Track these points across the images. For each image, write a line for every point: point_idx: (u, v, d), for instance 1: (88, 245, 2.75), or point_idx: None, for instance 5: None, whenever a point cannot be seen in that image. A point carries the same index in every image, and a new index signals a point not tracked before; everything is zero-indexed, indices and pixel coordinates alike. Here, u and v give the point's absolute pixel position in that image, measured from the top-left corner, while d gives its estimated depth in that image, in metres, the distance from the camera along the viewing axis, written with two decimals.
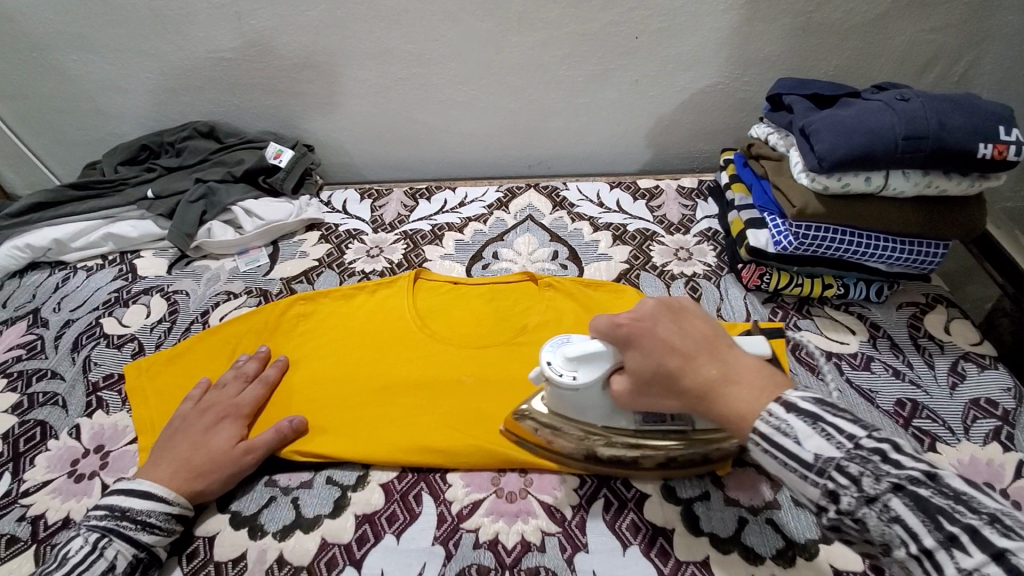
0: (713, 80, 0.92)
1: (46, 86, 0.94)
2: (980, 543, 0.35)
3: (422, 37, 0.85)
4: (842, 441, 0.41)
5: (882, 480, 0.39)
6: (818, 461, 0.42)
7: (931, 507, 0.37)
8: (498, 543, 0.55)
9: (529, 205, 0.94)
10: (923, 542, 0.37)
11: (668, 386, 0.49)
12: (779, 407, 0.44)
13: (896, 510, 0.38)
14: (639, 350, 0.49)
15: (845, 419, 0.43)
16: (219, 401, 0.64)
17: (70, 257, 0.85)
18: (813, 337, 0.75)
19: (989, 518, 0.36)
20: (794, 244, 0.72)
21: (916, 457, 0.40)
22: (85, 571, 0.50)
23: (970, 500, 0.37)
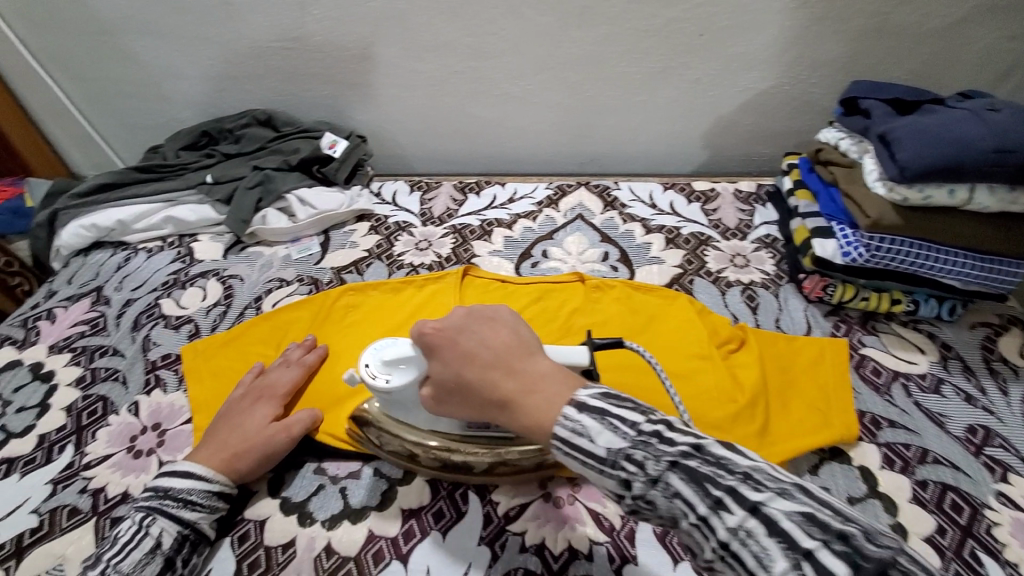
0: (780, 81, 0.88)
1: (115, 71, 0.97)
2: (739, 500, 0.34)
3: (480, 30, 0.84)
4: (626, 430, 0.39)
5: (661, 459, 0.37)
6: (610, 453, 0.39)
7: (699, 476, 0.36)
8: (545, 548, 0.54)
9: (579, 204, 0.92)
10: (698, 510, 0.35)
11: (471, 396, 0.46)
12: (570, 408, 0.41)
13: (676, 485, 0.36)
14: (442, 359, 0.48)
15: (626, 406, 0.41)
16: (257, 385, 0.65)
17: (132, 238, 0.88)
18: (878, 354, 0.72)
19: (743, 477, 0.36)
20: (864, 256, 0.69)
21: (687, 432, 0.39)
22: (134, 549, 0.51)
23: (727, 462, 0.37)
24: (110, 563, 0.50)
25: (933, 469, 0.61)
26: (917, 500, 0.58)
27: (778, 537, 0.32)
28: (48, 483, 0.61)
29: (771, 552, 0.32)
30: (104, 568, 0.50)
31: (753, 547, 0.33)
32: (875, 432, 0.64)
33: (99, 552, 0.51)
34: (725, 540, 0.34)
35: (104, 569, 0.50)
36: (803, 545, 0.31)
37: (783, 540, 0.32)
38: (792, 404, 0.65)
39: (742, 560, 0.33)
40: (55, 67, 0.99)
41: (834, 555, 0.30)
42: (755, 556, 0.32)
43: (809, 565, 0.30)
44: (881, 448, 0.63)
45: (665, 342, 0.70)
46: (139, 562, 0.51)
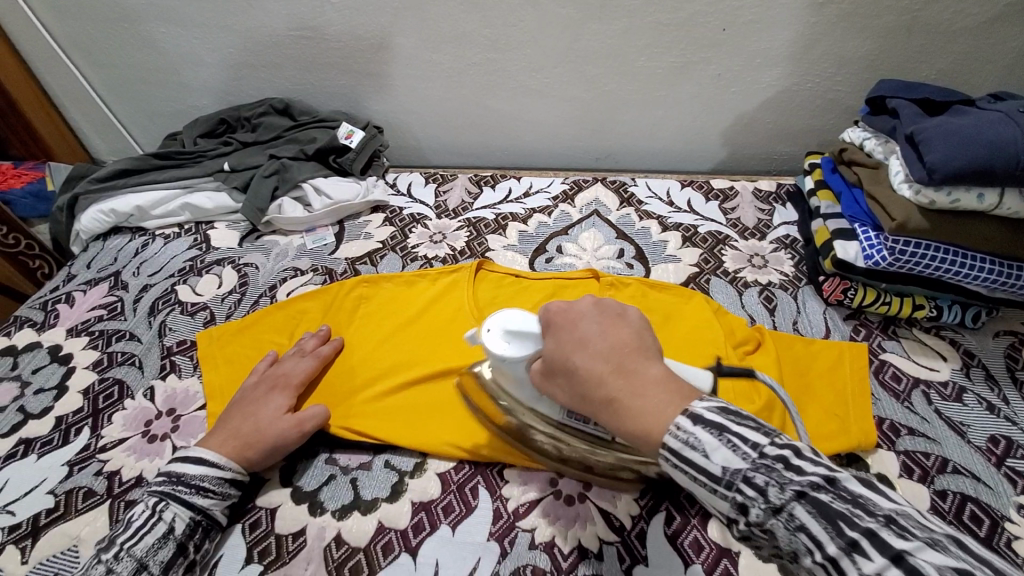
0: (804, 78, 0.86)
1: (135, 57, 0.98)
2: (880, 546, 0.31)
3: (500, 21, 0.83)
4: (747, 451, 0.36)
5: (786, 489, 0.35)
6: (726, 473, 0.36)
7: (832, 513, 0.33)
8: (555, 546, 0.54)
9: (595, 200, 0.91)
10: (827, 550, 0.33)
11: (578, 386, 0.44)
12: (686, 419, 0.38)
13: (801, 520, 0.34)
14: (557, 340, 0.46)
15: (747, 425, 0.37)
16: (272, 373, 0.65)
17: (149, 224, 0.89)
18: (898, 360, 0.70)
19: (886, 519, 0.32)
20: (888, 260, 0.67)
21: (817, 461, 0.36)
22: (147, 533, 0.51)
23: (865, 500, 0.33)
24: (123, 546, 0.51)
25: (953, 480, 0.59)
26: (936, 510, 0.57)
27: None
28: (65, 464, 0.62)
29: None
30: (118, 551, 0.50)
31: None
32: (894, 439, 0.63)
33: (114, 534, 0.52)
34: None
35: (118, 551, 0.50)
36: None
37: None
38: (809, 408, 0.64)
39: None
40: (76, 52, 1.00)
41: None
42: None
43: None
44: (899, 456, 0.61)
45: (679, 342, 0.69)
46: (152, 546, 0.51)
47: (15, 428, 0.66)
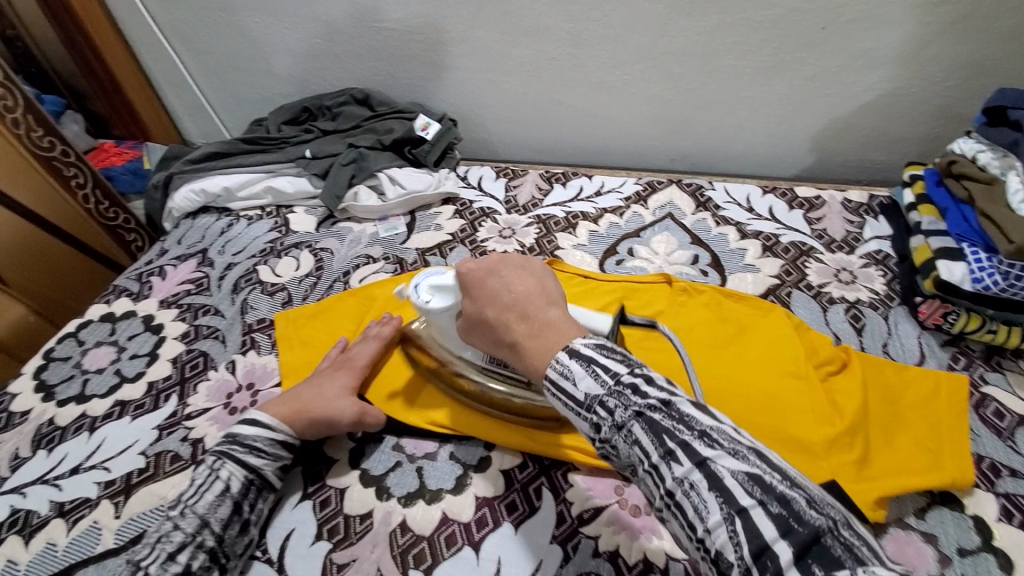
0: (910, 81, 0.80)
1: (227, 45, 1.03)
2: (690, 454, 0.38)
3: (584, 16, 0.82)
4: (606, 378, 0.42)
5: (629, 409, 0.41)
6: (587, 399, 0.42)
7: (660, 429, 0.39)
8: (619, 556, 0.53)
9: (669, 202, 0.88)
10: (652, 458, 0.39)
11: (489, 334, 0.52)
12: (564, 354, 0.45)
13: (637, 435, 0.40)
14: (471, 297, 0.53)
15: (615, 358, 0.43)
16: (340, 356, 0.67)
17: (234, 205, 0.93)
18: (1001, 394, 0.64)
19: (700, 434, 0.38)
20: (1001, 285, 0.62)
21: (664, 388, 0.41)
22: (207, 490, 0.54)
23: (690, 419, 0.39)
24: (187, 504, 0.53)
25: None
26: None
27: (718, 492, 0.36)
28: (155, 428, 0.67)
29: (708, 505, 0.36)
30: (182, 509, 0.53)
31: (694, 499, 0.37)
32: (993, 480, 0.58)
33: (183, 494, 0.55)
34: (671, 489, 0.38)
35: (183, 508, 0.53)
36: (739, 503, 0.35)
37: (721, 496, 0.36)
38: (897, 440, 0.60)
39: (684, 509, 0.37)
40: (177, 39, 1.06)
41: (766, 515, 0.34)
42: (694, 507, 0.36)
43: (740, 520, 0.35)
44: (999, 499, 0.56)
45: (756, 356, 0.66)
46: (212, 504, 0.53)
47: (112, 390, 0.71)
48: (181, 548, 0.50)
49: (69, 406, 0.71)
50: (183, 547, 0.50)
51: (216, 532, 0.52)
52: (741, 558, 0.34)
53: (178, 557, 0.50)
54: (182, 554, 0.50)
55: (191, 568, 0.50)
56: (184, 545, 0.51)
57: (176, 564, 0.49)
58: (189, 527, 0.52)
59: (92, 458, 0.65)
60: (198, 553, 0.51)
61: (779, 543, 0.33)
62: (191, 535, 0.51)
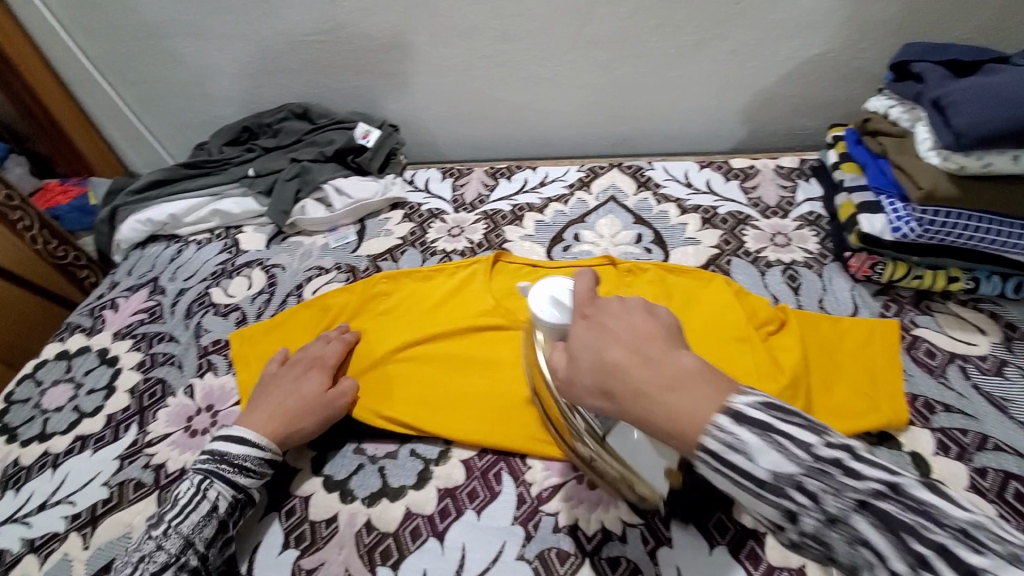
0: (826, 47, 0.83)
1: (161, 72, 1.02)
2: (953, 564, 0.28)
3: (508, 12, 0.83)
4: (797, 453, 0.33)
5: (845, 497, 0.32)
6: (773, 479, 0.33)
7: (897, 525, 0.30)
8: (578, 529, 0.55)
9: (612, 185, 0.91)
10: (894, 567, 0.30)
11: (593, 375, 0.40)
12: (727, 418, 0.34)
13: (863, 532, 0.31)
14: (581, 330, 0.43)
15: (795, 422, 0.34)
16: (306, 356, 0.67)
17: (183, 231, 0.93)
18: (933, 335, 0.67)
19: (957, 531, 0.29)
20: (917, 231, 0.64)
21: (877, 463, 0.33)
22: (193, 511, 0.54)
23: (933, 510, 0.30)
24: (170, 523, 0.54)
25: (994, 457, 0.57)
26: (975, 488, 0.55)
27: None
28: (116, 458, 0.67)
29: None
30: (165, 528, 0.54)
31: None
32: (929, 416, 0.61)
33: (162, 510, 0.55)
34: None
35: (166, 528, 0.54)
36: None
37: None
38: (836, 388, 0.62)
39: None
40: (109, 71, 1.05)
41: None
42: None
43: None
44: (935, 434, 0.59)
45: (701, 326, 0.68)
46: (197, 524, 0.54)
47: (72, 426, 0.71)
48: (164, 567, 0.52)
49: (32, 445, 0.70)
50: (165, 567, 0.52)
51: (200, 551, 0.54)
52: None
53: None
54: (165, 573, 0.52)
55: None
56: (167, 565, 0.52)
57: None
58: (172, 548, 0.53)
59: (58, 493, 0.65)
60: (182, 572, 0.52)
61: None
62: (175, 554, 0.53)
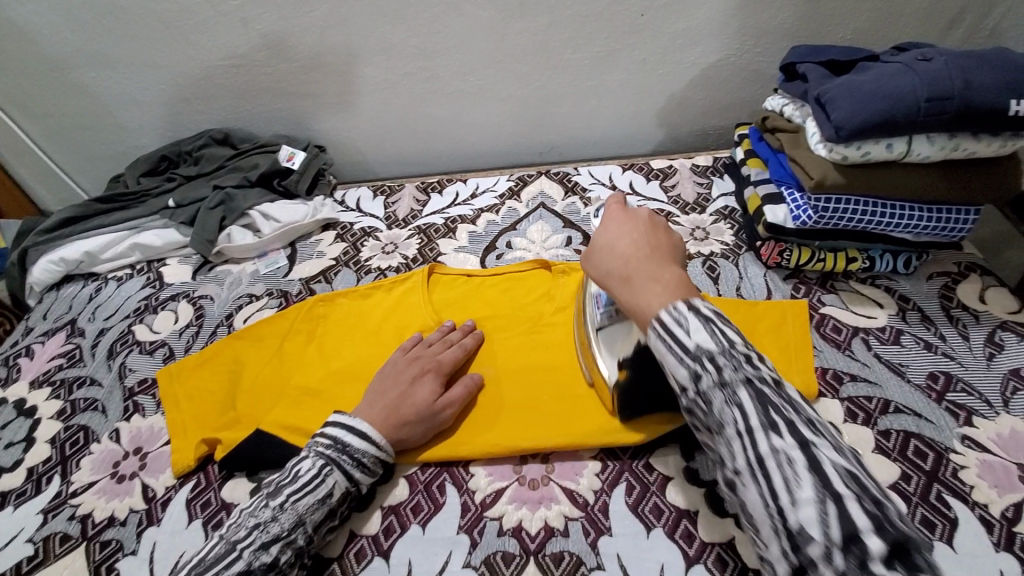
0: (726, 52, 0.89)
1: (67, 104, 0.97)
2: (795, 434, 0.40)
3: (424, 30, 0.85)
4: (721, 338, 0.43)
5: (739, 372, 0.42)
6: (695, 349, 0.44)
7: (769, 402, 0.41)
8: (522, 529, 0.56)
9: (540, 193, 0.93)
10: (750, 424, 0.41)
11: (608, 259, 0.54)
12: (682, 303, 0.46)
13: (742, 399, 0.42)
14: (608, 228, 0.56)
15: (727, 325, 0.45)
16: (425, 355, 0.66)
17: (101, 268, 0.89)
18: (837, 312, 0.73)
19: (805, 420, 0.41)
20: (813, 218, 0.70)
21: (771, 368, 0.44)
22: (310, 492, 0.53)
23: (796, 404, 0.42)
24: (287, 498, 0.53)
25: (895, 419, 0.62)
26: (881, 449, 0.60)
27: (817, 476, 0.38)
28: (40, 512, 0.63)
29: (802, 483, 0.38)
30: (283, 502, 0.53)
31: (786, 472, 0.39)
32: (838, 387, 0.66)
33: (279, 481, 0.54)
34: (765, 458, 0.40)
35: (284, 502, 0.53)
36: (836, 490, 0.37)
37: (819, 480, 0.38)
38: None
39: (772, 478, 0.39)
40: (9, 105, 0.99)
41: (861, 509, 0.36)
42: (784, 477, 0.39)
43: (834, 506, 0.37)
44: (843, 403, 0.64)
45: None
46: (312, 506, 0.53)
47: None
48: (274, 541, 0.51)
49: None
50: (276, 540, 0.51)
51: (307, 533, 0.53)
52: (827, 539, 0.36)
53: (271, 549, 0.51)
54: (275, 547, 0.51)
55: (280, 562, 0.51)
56: (278, 539, 0.51)
57: (267, 555, 0.50)
58: (285, 522, 0.52)
59: None
60: (288, 550, 0.51)
61: (871, 536, 0.35)
62: (286, 530, 0.52)
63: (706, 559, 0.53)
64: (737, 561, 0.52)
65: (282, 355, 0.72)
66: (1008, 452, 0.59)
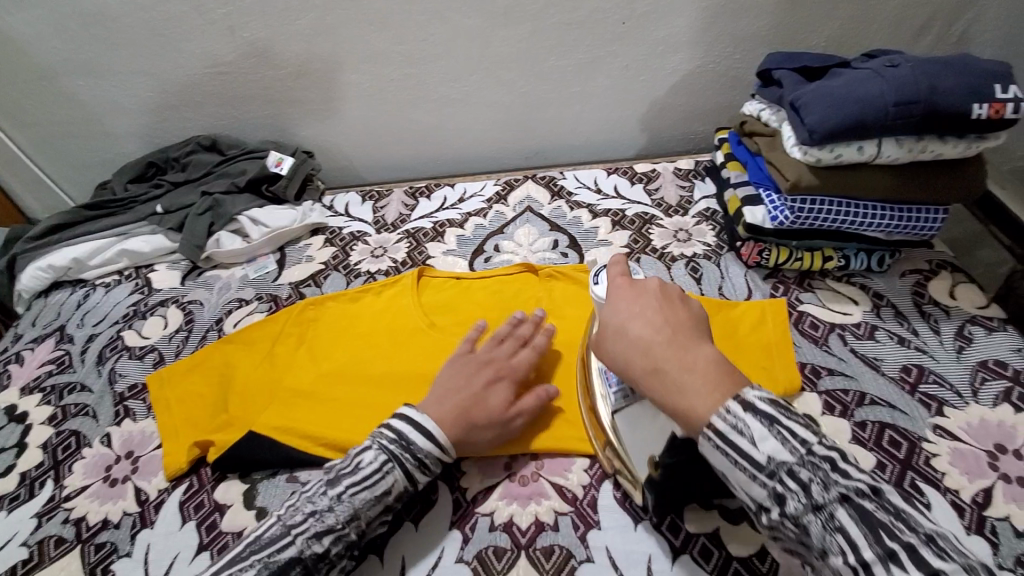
0: (705, 59, 0.91)
1: (52, 111, 0.97)
2: (916, 560, 0.35)
3: (411, 37, 0.87)
4: (796, 445, 0.39)
5: (831, 489, 0.38)
6: (771, 463, 0.39)
7: (874, 521, 0.37)
8: (513, 524, 0.58)
9: (527, 197, 0.95)
10: (861, 553, 0.36)
11: (628, 346, 0.45)
12: (737, 405, 0.40)
13: (840, 520, 0.37)
14: (616, 307, 0.48)
15: (799, 422, 0.41)
16: (498, 357, 0.64)
17: (88, 275, 0.89)
18: (815, 309, 0.76)
19: (923, 537, 0.36)
20: (790, 218, 0.73)
21: (861, 471, 0.40)
22: (370, 487, 0.53)
23: (905, 516, 0.38)
24: (345, 489, 0.52)
25: (871, 410, 0.65)
26: (857, 440, 0.62)
27: None
28: (33, 516, 0.63)
29: None
30: (341, 492, 0.52)
31: None
32: (816, 381, 0.68)
33: (339, 469, 0.54)
34: None
35: (342, 492, 0.52)
36: None
37: None
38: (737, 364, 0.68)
39: None
40: None
41: None
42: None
43: None
44: (822, 396, 0.67)
45: None
46: (369, 501, 0.52)
47: None
48: (327, 532, 0.50)
49: None
50: (329, 533, 0.50)
51: (359, 527, 0.52)
52: None
53: (324, 539, 0.50)
54: (328, 538, 0.50)
55: (330, 554, 0.50)
56: (331, 531, 0.50)
57: (319, 545, 0.50)
58: (342, 514, 0.51)
59: None
60: (340, 543, 0.51)
61: None
62: (341, 523, 0.51)
63: (691, 549, 0.54)
64: (721, 550, 0.54)
65: (272, 359, 0.73)
66: (978, 440, 0.62)
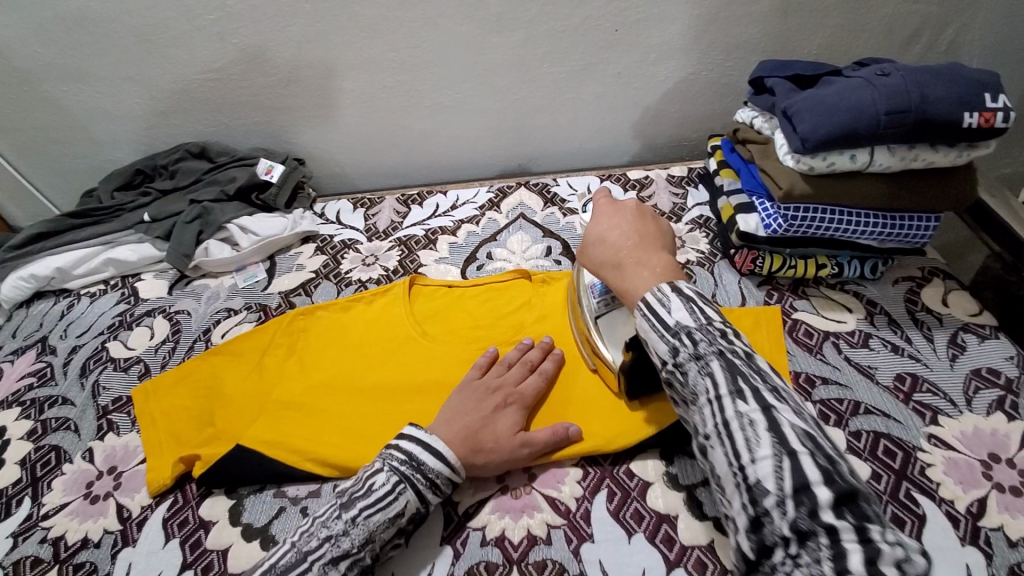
0: (698, 66, 0.91)
1: (37, 117, 0.96)
2: (759, 398, 0.42)
3: (402, 44, 0.86)
4: (700, 315, 0.48)
5: (714, 345, 0.46)
6: (676, 325, 0.48)
7: (737, 371, 0.44)
8: (505, 539, 0.57)
9: (520, 204, 0.94)
10: (719, 390, 0.44)
11: (602, 249, 0.59)
12: (666, 287, 0.51)
13: (713, 368, 0.45)
14: (599, 219, 0.61)
15: (710, 305, 0.49)
16: (507, 382, 0.63)
17: (73, 284, 0.87)
18: (809, 317, 0.75)
19: (773, 388, 0.43)
20: (784, 226, 0.73)
21: (746, 343, 0.47)
22: (383, 509, 0.52)
23: (765, 373, 0.44)
24: (359, 512, 0.52)
25: (866, 419, 0.64)
26: (852, 450, 0.62)
27: (772, 433, 0.40)
28: (9, 536, 0.61)
29: (761, 442, 0.40)
30: (355, 516, 0.51)
31: (747, 433, 0.41)
32: (811, 390, 0.68)
33: (352, 491, 0.53)
34: (728, 421, 0.43)
35: (356, 516, 0.52)
36: (791, 447, 0.39)
37: (776, 437, 0.40)
38: None
39: (734, 439, 0.42)
40: None
41: (812, 463, 0.38)
42: (746, 437, 0.41)
43: (789, 461, 0.39)
44: (817, 405, 0.66)
45: None
46: (382, 524, 0.52)
47: None
48: (343, 557, 0.50)
49: None
50: (346, 557, 0.50)
51: (374, 550, 0.52)
52: (781, 490, 0.38)
53: (340, 564, 0.50)
54: (344, 563, 0.50)
55: None
56: (347, 555, 0.50)
57: (335, 571, 0.50)
58: (357, 538, 0.51)
59: None
60: (355, 567, 0.51)
61: (820, 487, 0.37)
62: (356, 546, 0.51)
63: (686, 563, 0.53)
64: (717, 564, 0.53)
65: (261, 370, 0.71)
66: (972, 449, 0.61)
